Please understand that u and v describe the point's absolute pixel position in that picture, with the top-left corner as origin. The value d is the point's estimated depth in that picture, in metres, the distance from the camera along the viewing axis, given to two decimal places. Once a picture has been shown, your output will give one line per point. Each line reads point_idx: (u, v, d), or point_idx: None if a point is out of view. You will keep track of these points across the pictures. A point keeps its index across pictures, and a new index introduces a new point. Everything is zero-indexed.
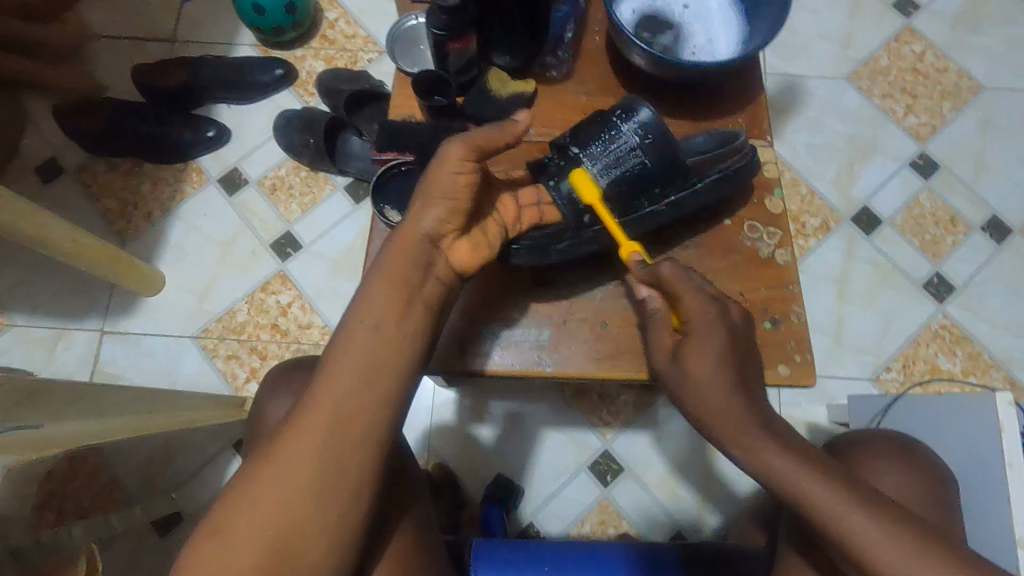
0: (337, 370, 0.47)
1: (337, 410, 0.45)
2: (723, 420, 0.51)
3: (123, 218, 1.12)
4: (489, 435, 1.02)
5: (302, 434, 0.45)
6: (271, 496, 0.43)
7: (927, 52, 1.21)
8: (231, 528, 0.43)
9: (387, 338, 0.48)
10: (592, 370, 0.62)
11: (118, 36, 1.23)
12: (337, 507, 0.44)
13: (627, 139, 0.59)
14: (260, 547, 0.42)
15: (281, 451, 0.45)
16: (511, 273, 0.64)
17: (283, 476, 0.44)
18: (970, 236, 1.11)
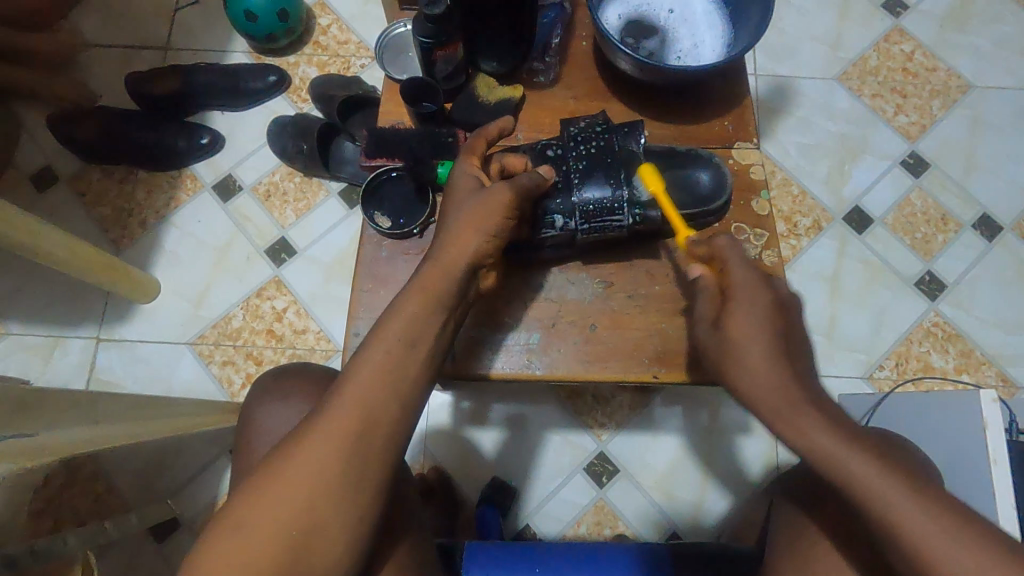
0: (354, 384, 0.48)
1: (345, 423, 0.46)
2: (768, 393, 0.48)
3: (118, 226, 1.13)
4: (491, 440, 1.02)
5: (314, 447, 0.45)
6: (274, 509, 0.44)
7: (917, 51, 1.22)
8: (229, 540, 0.43)
9: (403, 351, 0.50)
10: (581, 373, 0.60)
11: (112, 44, 1.24)
12: (348, 521, 0.45)
13: (623, 214, 0.59)
14: (263, 563, 0.42)
15: (289, 464, 0.45)
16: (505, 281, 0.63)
17: (288, 490, 0.44)
18: (961, 234, 1.12)
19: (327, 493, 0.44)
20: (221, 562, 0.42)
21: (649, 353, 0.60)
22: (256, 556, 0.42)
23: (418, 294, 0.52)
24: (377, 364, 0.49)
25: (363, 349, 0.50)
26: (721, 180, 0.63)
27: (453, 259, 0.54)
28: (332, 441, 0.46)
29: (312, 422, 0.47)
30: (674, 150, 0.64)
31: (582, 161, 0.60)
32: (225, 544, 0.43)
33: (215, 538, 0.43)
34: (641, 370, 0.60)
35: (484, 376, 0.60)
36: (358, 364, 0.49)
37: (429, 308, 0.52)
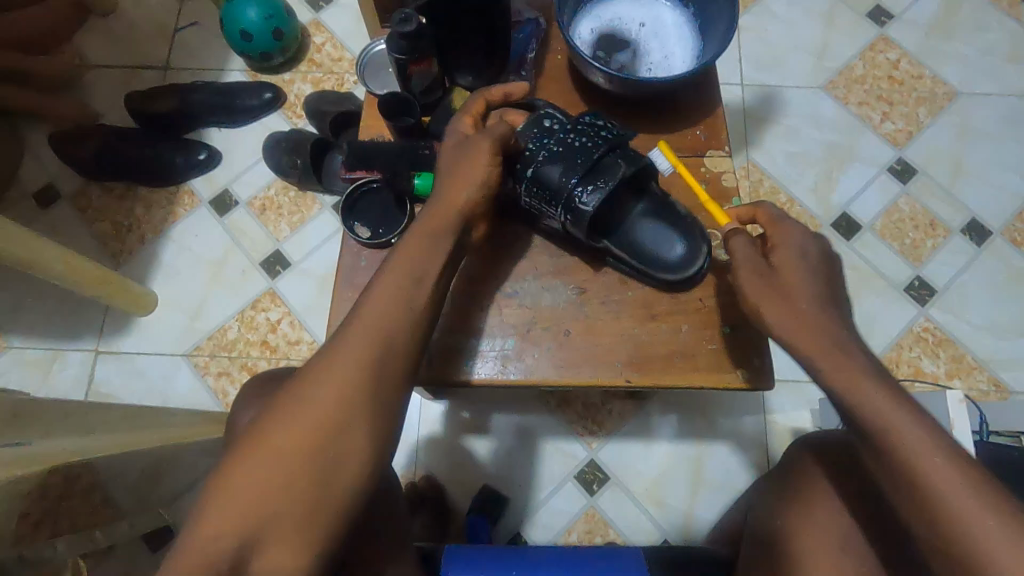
0: (356, 332, 0.52)
1: (345, 370, 0.50)
2: (805, 340, 0.52)
3: (117, 241, 1.15)
4: (483, 448, 1.03)
5: (317, 387, 0.49)
6: (278, 449, 0.46)
7: (902, 60, 1.23)
8: (226, 479, 0.46)
9: (401, 302, 0.54)
10: (556, 378, 0.60)
11: (114, 65, 1.27)
12: (354, 457, 0.48)
13: (559, 210, 0.59)
14: (252, 500, 0.45)
15: (294, 405, 0.48)
16: (482, 271, 0.63)
17: (283, 433, 0.47)
18: (950, 239, 1.12)
19: (330, 431, 0.48)
20: (223, 502, 0.44)
21: (622, 358, 0.60)
22: (264, 488, 0.45)
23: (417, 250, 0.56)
24: (379, 310, 0.53)
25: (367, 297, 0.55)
26: (696, 253, 0.60)
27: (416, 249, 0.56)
28: (337, 380, 0.49)
29: (315, 364, 0.51)
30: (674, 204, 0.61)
31: (559, 145, 0.59)
32: (229, 481, 0.45)
33: (218, 481, 0.46)
34: (614, 375, 0.60)
35: (459, 381, 0.60)
36: (361, 310, 0.53)
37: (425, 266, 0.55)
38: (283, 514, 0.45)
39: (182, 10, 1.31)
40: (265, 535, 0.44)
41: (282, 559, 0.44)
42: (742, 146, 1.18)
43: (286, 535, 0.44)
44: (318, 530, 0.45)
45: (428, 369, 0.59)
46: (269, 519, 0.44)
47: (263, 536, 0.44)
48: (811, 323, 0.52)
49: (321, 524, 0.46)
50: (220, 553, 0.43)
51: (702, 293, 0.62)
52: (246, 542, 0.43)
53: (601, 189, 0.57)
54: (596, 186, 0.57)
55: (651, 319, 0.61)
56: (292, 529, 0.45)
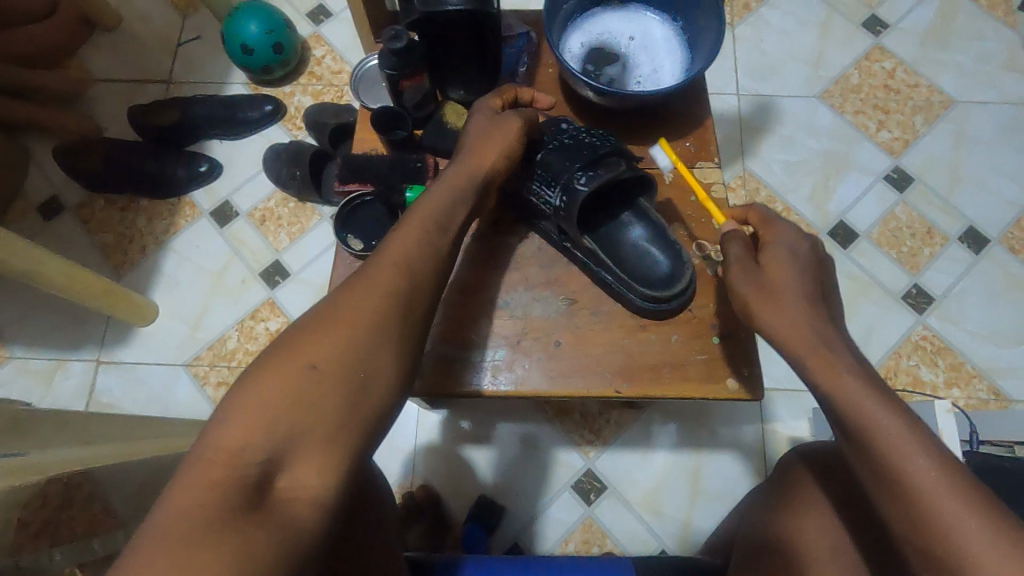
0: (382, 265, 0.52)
1: (374, 295, 0.50)
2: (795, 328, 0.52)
3: (119, 252, 1.17)
4: (480, 457, 1.03)
5: (346, 309, 0.49)
6: (305, 362, 0.45)
7: (898, 69, 1.24)
8: (244, 391, 0.43)
9: (425, 240, 0.55)
10: (546, 389, 0.59)
11: (118, 79, 1.29)
12: (383, 378, 0.48)
13: (553, 195, 0.60)
14: (266, 418, 0.42)
15: (322, 325, 0.47)
16: (478, 280, 0.63)
17: (307, 350, 0.46)
18: (947, 247, 1.12)
19: (359, 351, 0.47)
20: (245, 414, 0.42)
21: (613, 368, 0.60)
22: (291, 401, 0.43)
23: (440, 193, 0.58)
24: (404, 244, 0.54)
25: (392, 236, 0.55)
26: (679, 275, 0.61)
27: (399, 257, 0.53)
28: (366, 304, 0.49)
29: (340, 291, 0.50)
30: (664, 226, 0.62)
31: (569, 139, 0.62)
32: (251, 394, 0.43)
33: (237, 396, 0.43)
34: (604, 386, 0.59)
35: (455, 392, 0.59)
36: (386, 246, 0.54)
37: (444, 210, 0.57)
38: (310, 427, 0.43)
39: (185, 24, 1.33)
40: (292, 448, 0.42)
41: (311, 474, 0.42)
42: (738, 155, 1.18)
43: (314, 449, 0.43)
44: (346, 448, 0.44)
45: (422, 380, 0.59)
46: (297, 431, 0.42)
47: (291, 448, 0.42)
48: (794, 312, 0.52)
49: (349, 441, 0.44)
50: (244, 463, 0.40)
51: (692, 303, 0.62)
52: (272, 454, 0.41)
53: (601, 176, 0.59)
54: (593, 173, 0.59)
55: (642, 329, 0.61)
56: (321, 442, 0.43)
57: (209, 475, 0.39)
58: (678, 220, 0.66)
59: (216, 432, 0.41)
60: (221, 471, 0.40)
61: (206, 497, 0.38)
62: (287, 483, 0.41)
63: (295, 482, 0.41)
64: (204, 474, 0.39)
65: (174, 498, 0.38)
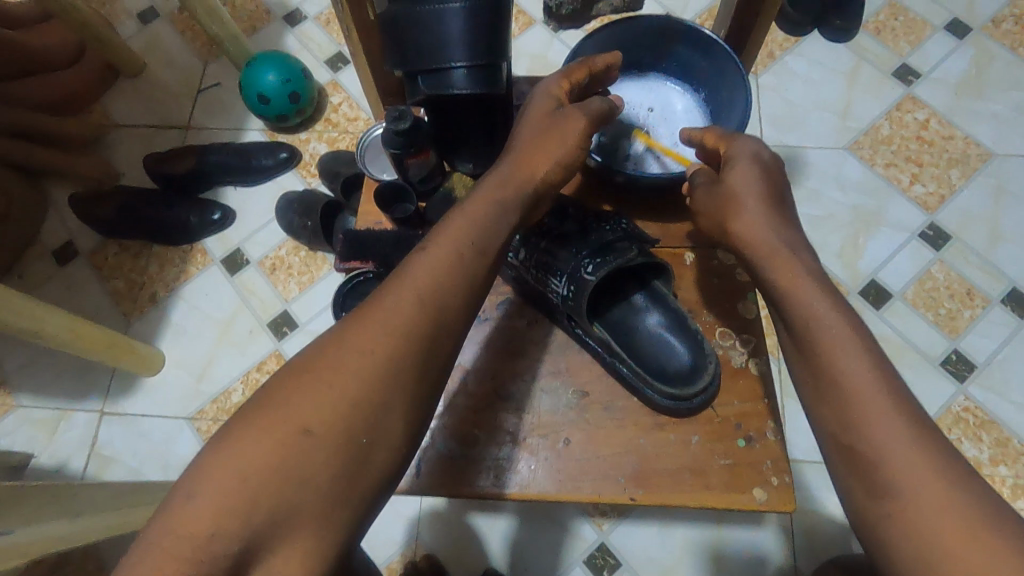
0: (402, 289, 0.48)
1: (386, 339, 0.45)
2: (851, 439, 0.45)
3: (129, 300, 1.16)
4: (486, 526, 0.98)
5: (350, 358, 0.44)
6: (299, 425, 0.41)
7: (931, 119, 1.19)
8: (236, 442, 0.40)
9: (456, 259, 0.50)
10: (554, 493, 0.55)
11: (137, 124, 1.31)
12: (384, 446, 0.44)
13: (561, 285, 0.56)
14: (255, 481, 0.39)
15: (320, 377, 0.43)
16: (489, 367, 0.60)
17: (308, 400, 0.42)
18: (989, 310, 1.05)
19: (360, 412, 0.43)
20: (222, 485, 0.38)
21: (626, 472, 0.55)
22: (277, 470, 0.40)
23: (469, 214, 0.52)
24: (426, 274, 0.49)
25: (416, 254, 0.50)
26: (700, 368, 0.56)
27: (418, 283, 0.48)
28: (376, 352, 0.45)
29: (346, 330, 0.46)
30: (681, 314, 0.58)
31: (584, 217, 0.59)
32: (231, 457, 0.39)
33: (214, 457, 0.40)
34: (617, 492, 0.55)
35: (462, 492, 0.55)
36: (407, 272, 0.49)
37: (478, 233, 0.52)
38: (296, 505, 0.40)
39: (206, 71, 1.34)
40: (272, 532, 0.39)
41: (292, 559, 0.39)
42: None
43: (299, 529, 0.40)
44: (334, 531, 0.41)
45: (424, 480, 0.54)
46: (281, 511, 0.39)
47: (273, 531, 0.39)
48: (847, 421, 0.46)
49: (337, 522, 0.41)
50: (215, 550, 0.36)
51: (715, 399, 0.57)
52: (249, 541, 0.38)
53: (609, 263, 0.54)
54: (606, 260, 0.54)
55: (659, 428, 0.56)
56: (306, 523, 0.40)
57: (171, 563, 0.35)
58: (700, 305, 0.62)
59: (186, 503, 0.38)
60: (187, 558, 0.36)
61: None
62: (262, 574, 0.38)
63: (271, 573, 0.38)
64: (164, 562, 0.35)
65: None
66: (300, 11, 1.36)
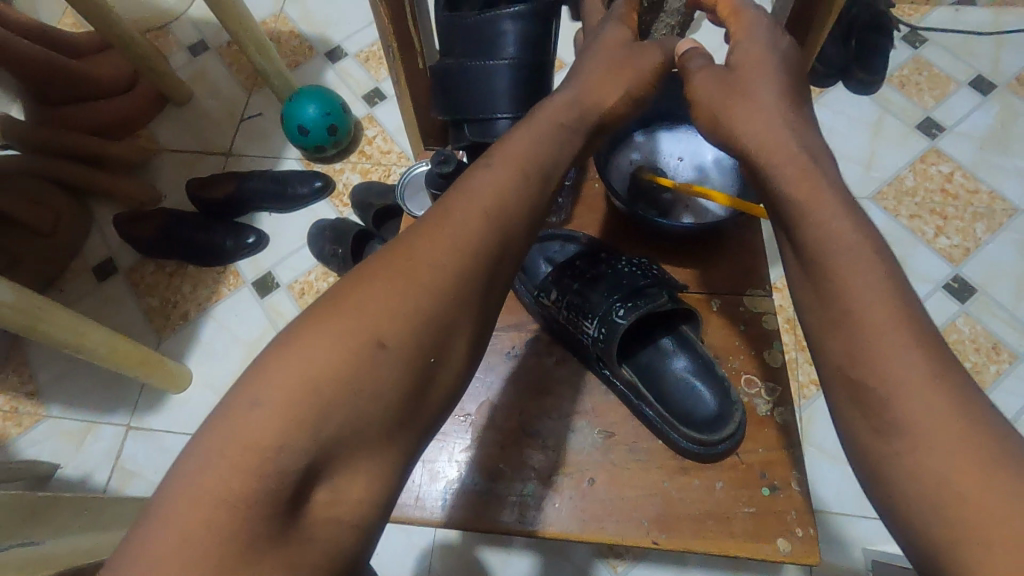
0: (467, 201, 0.47)
1: (457, 255, 0.45)
2: None
3: (162, 317, 1.20)
4: (499, 563, 0.97)
5: (419, 271, 0.43)
6: (370, 335, 0.40)
7: (955, 172, 1.20)
8: (298, 348, 0.39)
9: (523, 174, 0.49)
10: (577, 532, 0.55)
11: (181, 150, 1.37)
12: (450, 368, 0.44)
13: (591, 327, 0.57)
14: (319, 393, 0.38)
15: (382, 283, 0.42)
16: (518, 401, 0.61)
17: (373, 308, 0.41)
18: (1016, 366, 1.04)
19: (428, 329, 0.42)
20: (286, 389, 0.37)
21: (650, 515, 0.55)
22: (343, 381, 0.39)
23: (537, 140, 0.51)
24: (495, 195, 0.47)
25: (487, 166, 0.49)
26: (726, 418, 0.57)
27: (482, 199, 0.47)
28: (446, 266, 0.44)
29: (407, 240, 0.45)
30: (708, 360, 0.59)
31: (615, 259, 0.61)
32: (298, 365, 0.38)
33: (276, 359, 0.38)
34: (640, 535, 0.55)
35: (486, 527, 0.56)
36: (478, 186, 0.47)
37: (549, 159, 0.51)
38: (364, 424, 0.40)
39: (249, 102, 1.41)
40: (340, 453, 0.39)
41: (353, 486, 0.40)
42: None
43: (361, 457, 0.40)
44: (396, 457, 0.42)
45: (449, 514, 0.56)
46: (346, 431, 0.39)
47: (339, 452, 0.39)
48: None
49: (396, 448, 0.42)
50: (283, 464, 0.36)
51: (739, 446, 0.57)
52: (317, 455, 0.38)
53: (639, 308, 0.56)
54: (637, 304, 0.56)
55: (684, 473, 0.57)
56: (370, 447, 0.40)
57: (237, 479, 0.35)
58: (724, 352, 0.63)
59: (249, 412, 0.37)
60: (253, 470, 0.35)
61: (232, 511, 0.35)
62: (324, 496, 0.39)
63: (334, 495, 0.39)
64: (232, 475, 0.35)
65: (195, 499, 0.35)
66: (341, 49, 1.43)
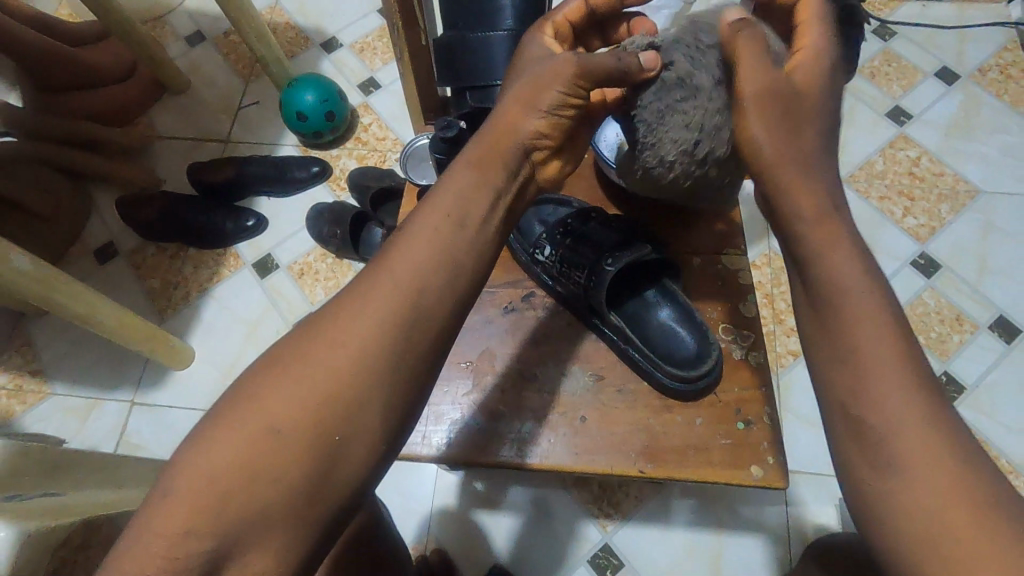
0: (380, 282, 0.50)
1: (358, 336, 0.48)
2: None
3: (164, 297, 1.23)
4: (491, 523, 1.03)
5: (321, 355, 0.47)
6: (268, 421, 0.45)
7: (922, 157, 1.27)
8: (213, 439, 0.44)
9: (433, 248, 0.51)
10: (570, 464, 0.60)
11: (180, 136, 1.40)
12: (360, 440, 0.47)
13: (582, 278, 0.64)
14: (224, 480, 0.43)
15: (293, 371, 0.47)
16: (516, 351, 0.66)
17: (283, 394, 0.46)
18: (977, 335, 1.11)
19: (329, 407, 0.46)
20: (195, 482, 0.43)
21: (636, 447, 0.60)
22: (251, 464, 0.44)
23: (433, 215, 0.52)
24: (395, 272, 0.50)
25: (391, 246, 0.52)
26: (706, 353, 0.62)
27: (393, 280, 0.49)
28: (348, 347, 0.47)
29: (323, 324, 0.49)
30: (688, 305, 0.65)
31: (601, 218, 0.68)
32: (207, 457, 0.44)
33: (194, 451, 0.44)
34: (628, 465, 0.60)
35: (488, 461, 0.61)
36: (381, 266, 0.51)
37: (448, 230, 0.52)
38: (275, 502, 0.44)
39: (247, 90, 1.44)
40: (249, 531, 0.43)
41: (264, 561, 0.44)
42: (764, 234, 1.21)
43: (271, 533, 0.44)
44: (310, 528, 0.45)
45: (451, 448, 0.61)
46: (253, 513, 0.43)
47: (247, 533, 0.43)
48: None
49: (311, 518, 0.45)
50: (190, 549, 0.42)
51: (717, 385, 0.63)
52: (225, 538, 0.43)
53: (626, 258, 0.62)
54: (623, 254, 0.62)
55: (667, 410, 0.62)
56: (280, 525, 0.44)
57: (151, 562, 0.41)
58: (703, 304, 0.68)
59: (163, 503, 0.43)
60: (163, 555, 0.41)
61: None
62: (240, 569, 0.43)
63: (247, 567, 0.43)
64: (149, 557, 0.41)
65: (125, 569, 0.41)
66: (337, 40, 1.47)
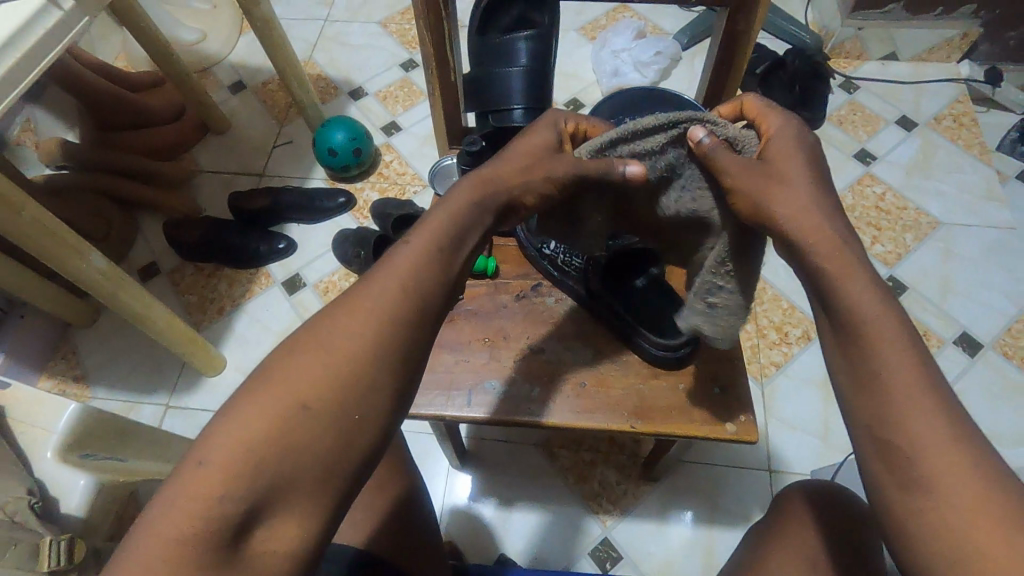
0: (385, 277, 0.54)
1: (367, 327, 0.52)
2: None
3: (200, 311, 1.35)
4: (496, 518, 1.10)
5: (331, 341, 0.51)
6: (292, 401, 0.48)
7: (887, 193, 1.42)
8: (236, 416, 0.47)
9: (433, 254, 0.56)
10: (572, 422, 0.72)
11: (219, 171, 1.55)
12: (373, 419, 0.50)
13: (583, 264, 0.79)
14: (247, 454, 0.45)
15: (309, 353, 0.50)
16: (526, 332, 0.79)
17: (294, 379, 0.49)
18: (943, 349, 1.22)
19: (346, 387, 0.49)
20: (222, 455, 0.45)
21: (628, 407, 0.72)
22: (272, 441, 0.46)
23: (431, 230, 0.57)
24: (403, 273, 0.54)
25: (394, 253, 0.56)
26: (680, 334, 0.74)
27: (400, 275, 0.54)
28: (360, 333, 0.51)
29: (327, 317, 0.53)
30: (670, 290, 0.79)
31: None
32: (229, 436, 0.46)
33: (219, 428, 0.47)
34: (621, 421, 0.72)
35: (502, 419, 0.72)
36: (387, 267, 0.55)
37: (446, 246, 0.57)
38: (297, 476, 0.47)
39: (282, 130, 1.61)
40: (272, 500, 0.46)
41: (285, 527, 0.46)
42: None
43: (295, 504, 0.46)
44: (332, 498, 0.48)
45: (472, 408, 0.73)
46: (277, 484, 0.46)
47: (276, 493, 0.46)
48: None
49: (331, 489, 0.48)
50: (223, 512, 0.44)
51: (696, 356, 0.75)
52: (254, 504, 0.45)
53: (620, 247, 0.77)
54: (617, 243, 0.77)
55: (653, 377, 0.75)
56: (302, 495, 0.47)
57: (185, 524, 0.43)
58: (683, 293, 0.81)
59: (196, 470, 0.45)
60: (198, 519, 0.43)
61: (184, 546, 0.43)
62: (265, 533, 0.46)
63: (272, 535, 0.46)
64: (183, 519, 0.43)
65: (162, 528, 0.43)
66: (363, 89, 1.65)
